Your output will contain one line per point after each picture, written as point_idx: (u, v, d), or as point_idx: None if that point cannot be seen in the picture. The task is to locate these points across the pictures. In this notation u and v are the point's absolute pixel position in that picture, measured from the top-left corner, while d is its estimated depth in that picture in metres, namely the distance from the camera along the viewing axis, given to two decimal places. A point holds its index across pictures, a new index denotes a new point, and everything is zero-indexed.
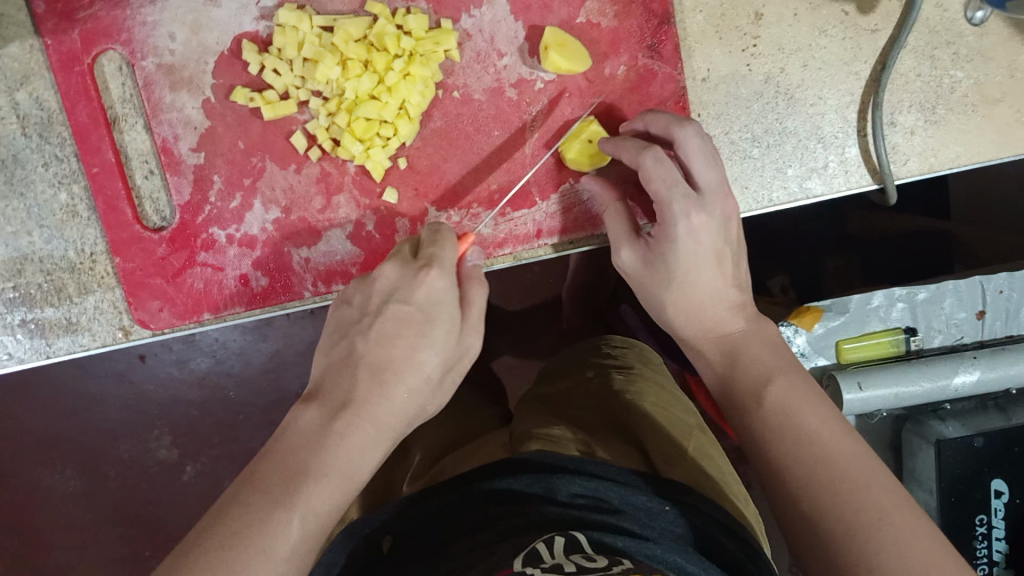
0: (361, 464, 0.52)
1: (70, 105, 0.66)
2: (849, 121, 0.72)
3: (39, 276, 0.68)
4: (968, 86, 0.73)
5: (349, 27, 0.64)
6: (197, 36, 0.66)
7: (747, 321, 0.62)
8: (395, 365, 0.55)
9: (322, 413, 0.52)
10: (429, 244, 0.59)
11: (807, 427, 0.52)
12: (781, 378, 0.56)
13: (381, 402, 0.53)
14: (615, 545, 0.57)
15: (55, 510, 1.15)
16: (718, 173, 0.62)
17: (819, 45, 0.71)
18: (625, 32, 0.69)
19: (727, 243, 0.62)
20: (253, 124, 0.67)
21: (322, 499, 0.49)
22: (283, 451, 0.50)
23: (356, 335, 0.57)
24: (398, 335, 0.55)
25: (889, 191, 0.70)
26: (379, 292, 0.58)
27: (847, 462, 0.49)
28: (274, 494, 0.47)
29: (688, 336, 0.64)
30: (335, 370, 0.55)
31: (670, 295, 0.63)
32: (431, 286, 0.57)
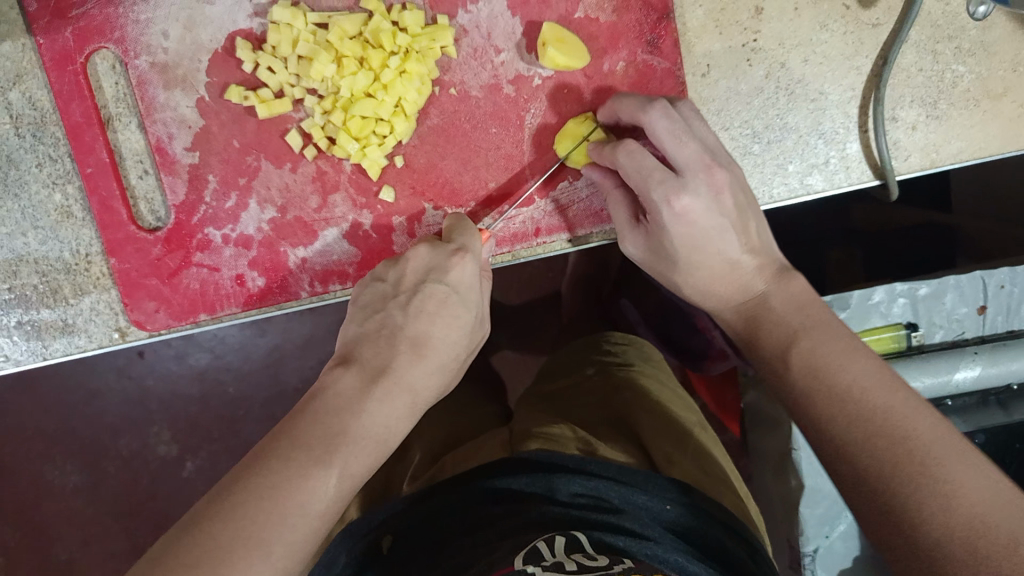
0: (393, 434, 0.52)
1: (63, 104, 0.65)
2: (850, 116, 0.71)
3: (34, 277, 0.67)
4: (970, 80, 0.72)
5: (344, 24, 0.64)
6: (191, 34, 0.65)
7: (768, 282, 0.60)
8: (433, 341, 0.57)
9: (361, 379, 0.52)
10: (458, 232, 0.62)
11: (835, 387, 0.48)
12: (806, 342, 0.53)
13: (417, 375, 0.54)
14: (615, 544, 0.57)
15: (53, 507, 1.14)
16: (691, 148, 0.60)
17: (820, 40, 0.70)
18: (624, 27, 0.68)
19: (723, 216, 0.60)
20: (249, 123, 0.67)
21: (360, 463, 0.48)
22: (321, 410, 0.49)
23: (392, 310, 0.58)
24: (437, 315, 0.57)
25: (890, 187, 0.69)
26: (414, 271, 0.59)
27: (883, 416, 0.45)
28: (314, 451, 0.46)
29: (713, 309, 0.63)
30: (370, 340, 0.56)
31: (681, 277, 0.63)
32: (465, 268, 0.59)
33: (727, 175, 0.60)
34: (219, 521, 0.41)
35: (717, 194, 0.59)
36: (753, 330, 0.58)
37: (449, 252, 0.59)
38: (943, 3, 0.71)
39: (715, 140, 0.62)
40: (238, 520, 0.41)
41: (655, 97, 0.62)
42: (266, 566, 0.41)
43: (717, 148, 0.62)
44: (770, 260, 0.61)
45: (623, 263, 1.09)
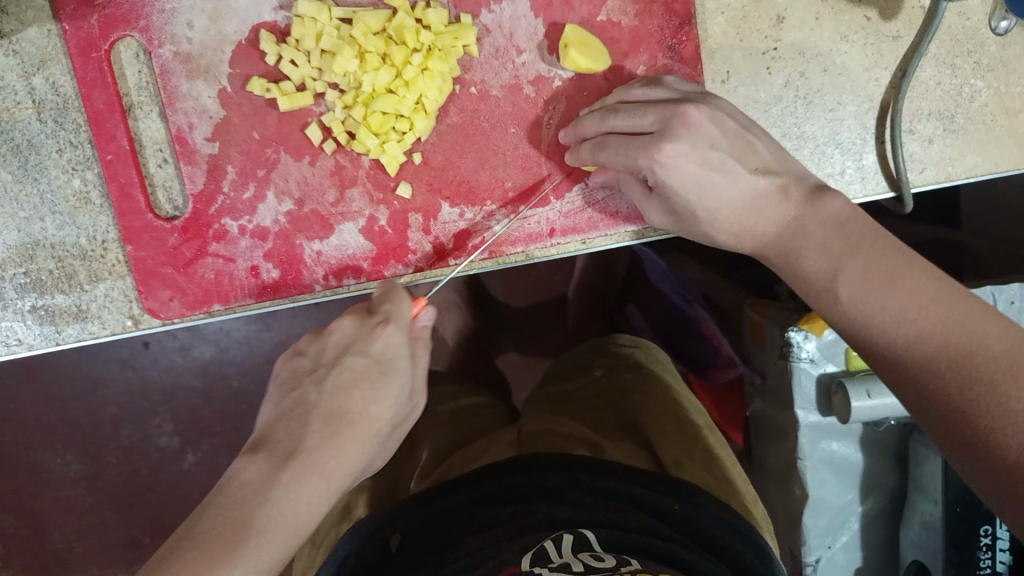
0: (306, 520, 0.50)
1: (86, 91, 0.66)
2: (867, 127, 0.71)
3: (50, 262, 0.67)
4: (988, 96, 0.72)
5: (369, 20, 0.64)
6: (215, 24, 0.65)
7: (798, 204, 0.57)
8: (350, 416, 0.55)
9: (268, 464, 0.51)
10: (383, 299, 0.60)
11: (889, 313, 0.49)
12: (850, 266, 0.52)
13: (330, 455, 0.53)
14: (625, 545, 0.59)
15: (52, 494, 1.14)
16: (654, 109, 0.61)
17: (840, 51, 0.70)
18: (645, 32, 0.69)
19: (713, 149, 0.58)
20: (269, 115, 0.67)
21: (266, 557, 0.47)
22: (226, 504, 0.48)
23: (307, 386, 0.57)
24: (353, 387, 0.56)
25: (905, 199, 0.69)
26: (335, 344, 0.58)
27: (944, 337, 0.47)
28: (216, 553, 0.45)
29: (756, 250, 0.60)
30: (284, 420, 0.54)
31: (718, 230, 0.61)
32: (388, 339, 0.58)
33: (702, 111, 0.59)
34: None
35: (697, 130, 0.58)
36: (792, 267, 0.56)
37: (373, 323, 0.58)
38: (963, 18, 0.71)
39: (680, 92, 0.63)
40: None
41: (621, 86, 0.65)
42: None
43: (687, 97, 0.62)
44: (790, 176, 0.59)
45: (629, 268, 1.11)
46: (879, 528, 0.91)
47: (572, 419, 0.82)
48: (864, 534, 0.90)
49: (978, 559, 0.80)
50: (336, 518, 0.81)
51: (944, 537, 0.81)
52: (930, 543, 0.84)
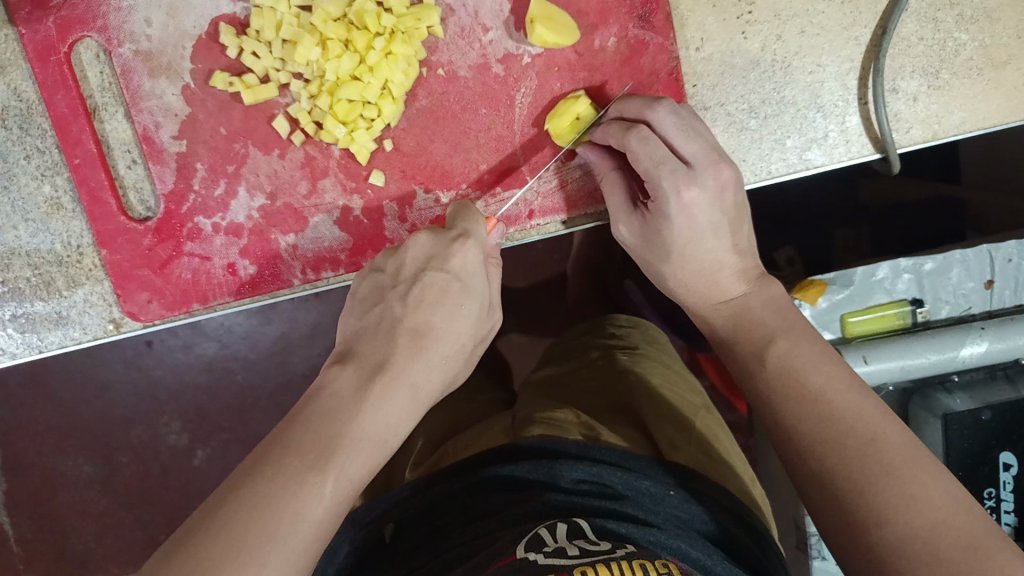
0: (393, 434, 0.51)
1: (48, 94, 0.65)
2: (849, 88, 0.69)
3: (27, 270, 0.67)
4: (973, 48, 0.70)
5: (327, 6, 0.62)
6: (174, 20, 0.64)
7: (749, 284, 0.61)
8: (435, 331, 0.56)
9: (357, 376, 0.52)
10: (461, 218, 0.61)
11: (808, 390, 0.49)
12: (783, 340, 0.54)
13: (420, 367, 0.54)
14: (619, 531, 0.56)
15: (68, 498, 1.15)
16: (703, 144, 0.60)
17: (817, 10, 0.68)
18: (614, 1, 0.67)
19: (724, 213, 0.61)
20: (235, 110, 0.66)
21: (357, 465, 0.47)
22: (316, 414, 0.48)
23: (390, 302, 0.57)
24: (438, 304, 0.57)
25: (891, 160, 0.68)
26: (415, 259, 0.59)
27: (854, 422, 0.46)
28: (309, 457, 0.45)
29: (694, 309, 0.63)
30: (370, 335, 0.56)
31: (670, 269, 0.63)
32: (467, 255, 0.59)
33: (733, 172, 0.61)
34: (211, 529, 0.40)
35: (719, 190, 0.60)
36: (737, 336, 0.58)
37: (452, 238, 0.58)
38: None
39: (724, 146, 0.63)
40: (231, 529, 0.40)
41: (663, 97, 0.62)
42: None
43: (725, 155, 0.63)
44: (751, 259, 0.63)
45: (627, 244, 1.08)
46: None
47: (568, 403, 0.81)
48: None
49: None
50: None
51: None
52: None
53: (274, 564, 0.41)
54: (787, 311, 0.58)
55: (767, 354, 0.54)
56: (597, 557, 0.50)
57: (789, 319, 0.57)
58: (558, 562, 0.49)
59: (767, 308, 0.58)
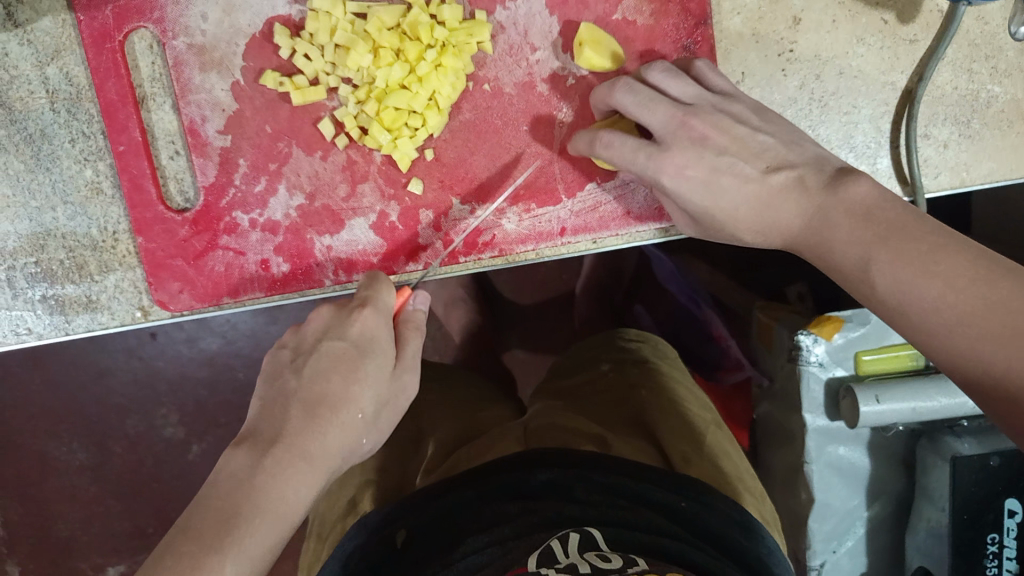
0: (295, 506, 0.51)
1: (99, 81, 0.66)
2: (882, 131, 0.71)
3: (61, 252, 0.67)
4: (1005, 101, 0.72)
5: (383, 14, 0.64)
6: (229, 17, 0.65)
7: (813, 195, 0.57)
8: (329, 399, 0.55)
9: (250, 454, 0.52)
10: (365, 287, 0.61)
11: (925, 300, 0.47)
12: (882, 256, 0.50)
13: (313, 436, 0.53)
14: (632, 543, 0.55)
15: (58, 485, 1.14)
16: (663, 110, 0.62)
17: (856, 54, 0.70)
18: (660, 31, 0.68)
19: (720, 154, 0.60)
20: (282, 109, 0.67)
21: (257, 542, 0.48)
22: (214, 494, 0.50)
23: (287, 376, 0.57)
24: (333, 371, 0.56)
25: (919, 203, 0.68)
26: (314, 332, 0.59)
27: (986, 314, 0.45)
28: (207, 539, 0.46)
29: (782, 243, 0.59)
30: (267, 408, 0.55)
31: (741, 229, 0.60)
32: (366, 321, 0.58)
33: (706, 121, 0.61)
34: None
35: (701, 143, 0.61)
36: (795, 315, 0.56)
37: (350, 307, 0.59)
38: (982, 22, 0.71)
39: (699, 89, 0.63)
40: None
41: (621, 76, 0.64)
42: None
43: (698, 99, 0.63)
44: (807, 167, 0.59)
45: (638, 266, 1.11)
46: (884, 534, 0.89)
47: (581, 413, 0.81)
48: (871, 538, 0.89)
49: (985, 567, 0.78)
50: (340, 512, 0.76)
51: (950, 545, 0.79)
52: (935, 549, 0.82)
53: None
54: (875, 216, 0.52)
55: (871, 274, 0.50)
56: None
57: (878, 221, 0.52)
58: None
59: (854, 219, 0.53)
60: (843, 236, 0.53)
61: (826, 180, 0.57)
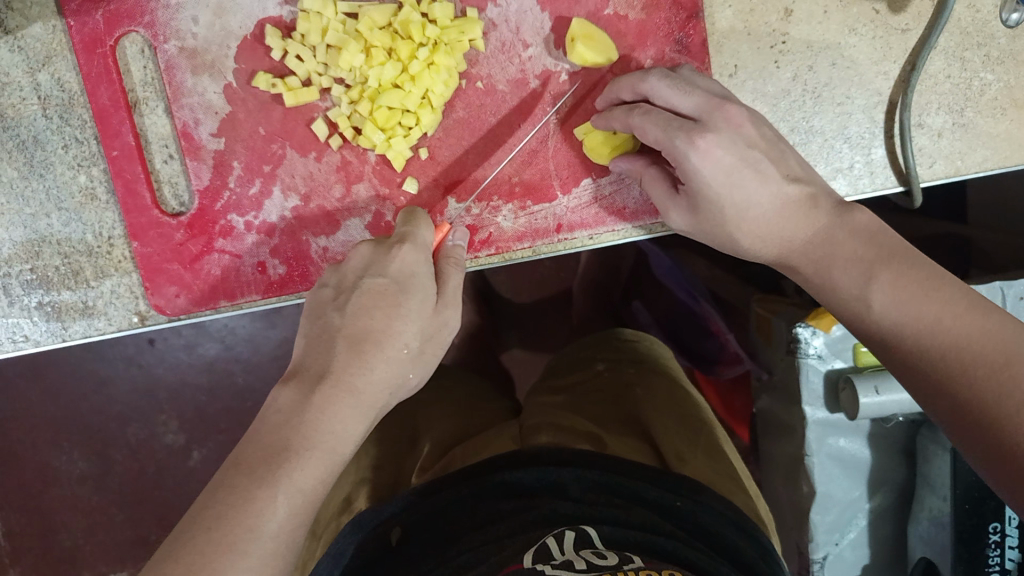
0: (343, 439, 0.51)
1: (91, 86, 0.66)
2: (876, 122, 0.71)
3: (56, 259, 0.67)
4: (998, 89, 0.72)
5: (374, 14, 0.64)
6: (221, 20, 0.65)
7: (828, 216, 0.58)
8: (373, 336, 0.53)
9: (299, 389, 0.51)
10: (403, 224, 0.60)
11: (924, 321, 0.50)
12: (884, 275, 0.53)
13: (360, 372, 0.52)
14: (626, 541, 0.55)
15: (60, 494, 1.13)
16: (700, 96, 0.60)
17: (848, 44, 0.70)
18: (652, 25, 0.68)
19: (750, 146, 0.58)
20: (275, 110, 0.67)
21: (307, 476, 0.48)
22: (264, 430, 0.50)
23: (330, 314, 0.55)
24: (374, 308, 0.54)
25: (914, 193, 0.69)
26: (354, 270, 0.57)
27: (981, 341, 0.48)
28: (258, 473, 0.47)
29: (775, 255, 0.60)
30: (313, 346, 0.54)
31: (738, 229, 0.60)
32: (405, 258, 0.57)
33: (742, 111, 0.59)
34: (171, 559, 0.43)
35: (736, 129, 0.58)
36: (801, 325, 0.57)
37: (389, 244, 0.57)
38: (973, 10, 0.71)
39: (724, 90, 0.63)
40: (188, 556, 0.43)
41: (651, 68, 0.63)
42: None
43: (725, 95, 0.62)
44: (820, 188, 0.59)
45: (634, 264, 1.10)
46: (888, 524, 0.89)
47: (576, 412, 0.81)
48: (874, 530, 0.89)
49: (987, 556, 0.78)
50: (334, 510, 0.75)
51: (953, 534, 0.79)
52: (937, 539, 0.81)
53: (245, 570, 0.44)
54: (880, 240, 0.55)
55: (871, 294, 0.53)
56: (603, 572, 0.49)
57: (882, 245, 0.55)
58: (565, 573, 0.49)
59: (859, 241, 0.56)
60: (845, 253, 0.56)
61: (836, 205, 0.58)
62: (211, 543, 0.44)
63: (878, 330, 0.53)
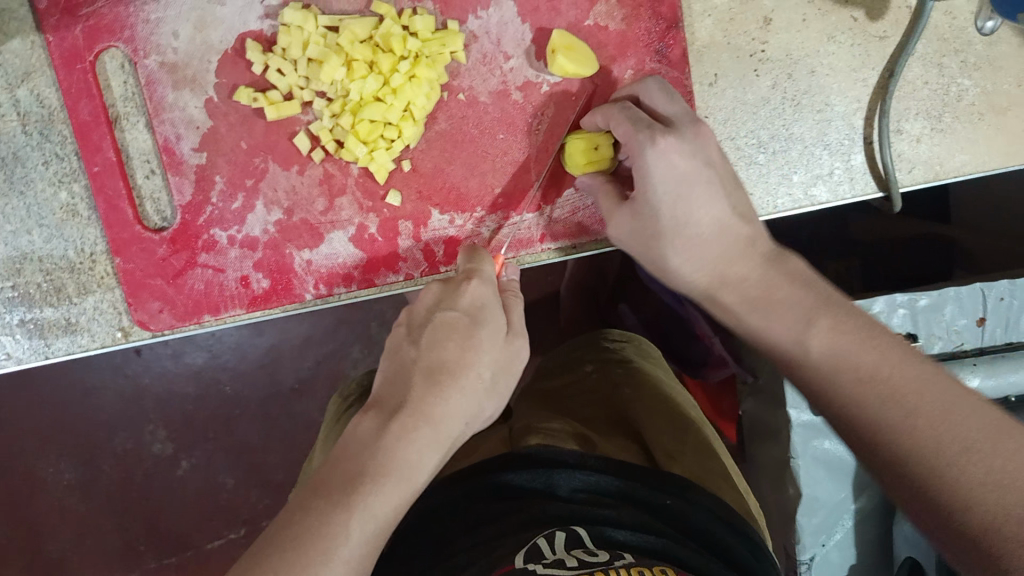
0: (418, 469, 0.51)
1: (71, 102, 0.65)
2: (855, 128, 0.71)
3: (38, 275, 0.67)
4: (975, 94, 0.72)
5: (355, 27, 0.64)
6: (201, 34, 0.65)
7: (765, 258, 0.58)
8: (448, 367, 0.54)
9: (378, 418, 0.52)
10: (466, 261, 0.61)
11: (863, 370, 0.48)
12: (823, 321, 0.51)
13: (435, 402, 0.53)
14: (616, 540, 0.55)
15: (48, 505, 1.12)
16: (682, 106, 0.62)
17: (828, 52, 0.70)
18: (633, 36, 0.69)
19: (706, 163, 0.59)
20: (257, 124, 0.67)
21: (383, 501, 0.48)
22: (342, 457, 0.50)
23: (406, 349, 0.56)
24: (447, 340, 0.55)
25: (894, 199, 0.69)
26: (424, 305, 0.58)
27: (919, 393, 0.45)
28: (335, 497, 0.47)
29: (705, 285, 0.60)
30: (392, 379, 0.55)
31: (670, 245, 0.60)
32: (475, 292, 0.58)
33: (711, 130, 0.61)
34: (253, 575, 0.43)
35: (699, 141, 0.59)
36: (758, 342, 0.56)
37: (457, 279, 0.58)
38: (950, 17, 0.71)
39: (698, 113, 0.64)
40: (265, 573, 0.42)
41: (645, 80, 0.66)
42: None
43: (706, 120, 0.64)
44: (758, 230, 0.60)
45: (621, 266, 1.09)
46: (872, 526, 0.90)
47: (565, 414, 0.80)
48: (858, 531, 0.89)
49: None
50: None
51: None
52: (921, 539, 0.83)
53: None
54: (816, 287, 0.55)
55: (809, 338, 0.51)
56: (595, 569, 0.50)
57: (820, 293, 0.54)
58: (557, 572, 0.49)
59: (796, 285, 0.56)
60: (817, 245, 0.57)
61: (771, 251, 0.59)
62: (289, 564, 0.43)
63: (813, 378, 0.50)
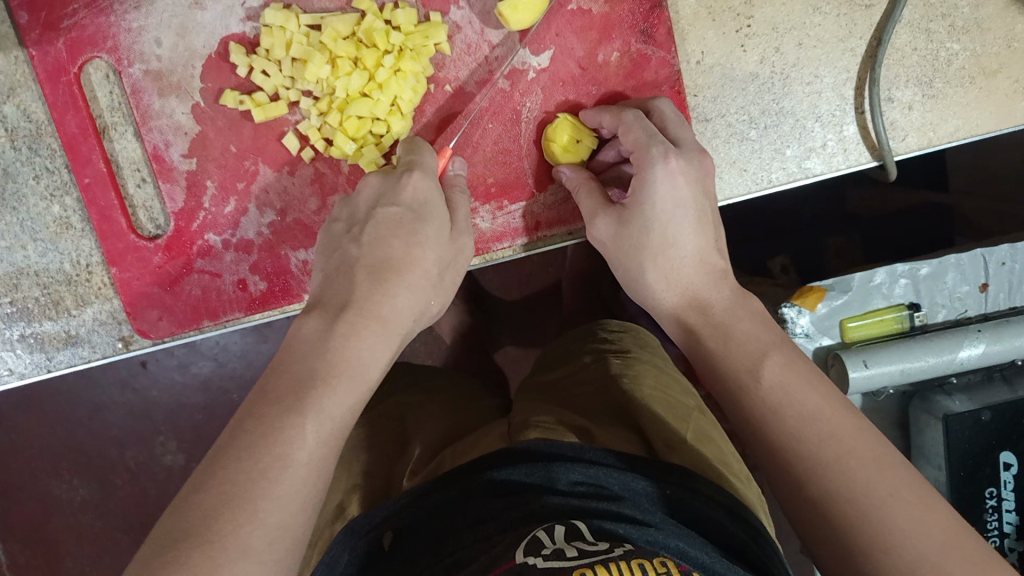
0: (368, 365, 0.51)
1: (58, 115, 0.65)
2: (846, 98, 0.71)
3: (36, 289, 0.67)
4: (965, 58, 0.72)
5: (337, 25, 0.64)
6: (183, 40, 0.65)
7: (735, 291, 0.59)
8: (394, 265, 0.54)
9: (324, 318, 0.51)
10: (408, 151, 0.61)
11: (808, 410, 0.49)
12: (782, 356, 0.53)
13: (383, 300, 0.52)
14: (615, 531, 0.54)
15: (63, 523, 1.13)
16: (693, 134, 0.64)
17: (814, 23, 0.70)
18: (617, 17, 0.68)
19: (706, 198, 0.60)
20: (245, 127, 0.67)
21: (336, 402, 0.47)
22: (287, 362, 0.49)
23: (347, 246, 0.56)
24: (392, 237, 0.55)
25: (889, 167, 0.69)
26: (367, 201, 0.58)
27: (857, 440, 0.47)
28: (285, 403, 0.46)
29: (678, 305, 0.60)
30: (332, 277, 0.54)
31: (650, 261, 0.61)
32: (418, 186, 0.58)
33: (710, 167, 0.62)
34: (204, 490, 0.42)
35: (704, 174, 0.61)
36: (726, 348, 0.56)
37: (400, 174, 0.58)
38: None
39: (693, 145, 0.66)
40: (219, 486, 0.41)
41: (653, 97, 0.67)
42: (254, 527, 0.41)
43: None
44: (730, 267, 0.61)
45: None
46: None
47: (564, 407, 0.80)
48: None
49: (986, 521, 0.80)
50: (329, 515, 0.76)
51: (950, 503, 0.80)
52: None
53: (274, 507, 0.42)
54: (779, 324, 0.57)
55: (765, 368, 0.52)
56: (595, 559, 0.49)
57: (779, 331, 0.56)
58: (556, 565, 0.48)
59: (760, 320, 0.57)
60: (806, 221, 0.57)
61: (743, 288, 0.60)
62: (241, 476, 0.42)
63: (759, 408, 0.51)
